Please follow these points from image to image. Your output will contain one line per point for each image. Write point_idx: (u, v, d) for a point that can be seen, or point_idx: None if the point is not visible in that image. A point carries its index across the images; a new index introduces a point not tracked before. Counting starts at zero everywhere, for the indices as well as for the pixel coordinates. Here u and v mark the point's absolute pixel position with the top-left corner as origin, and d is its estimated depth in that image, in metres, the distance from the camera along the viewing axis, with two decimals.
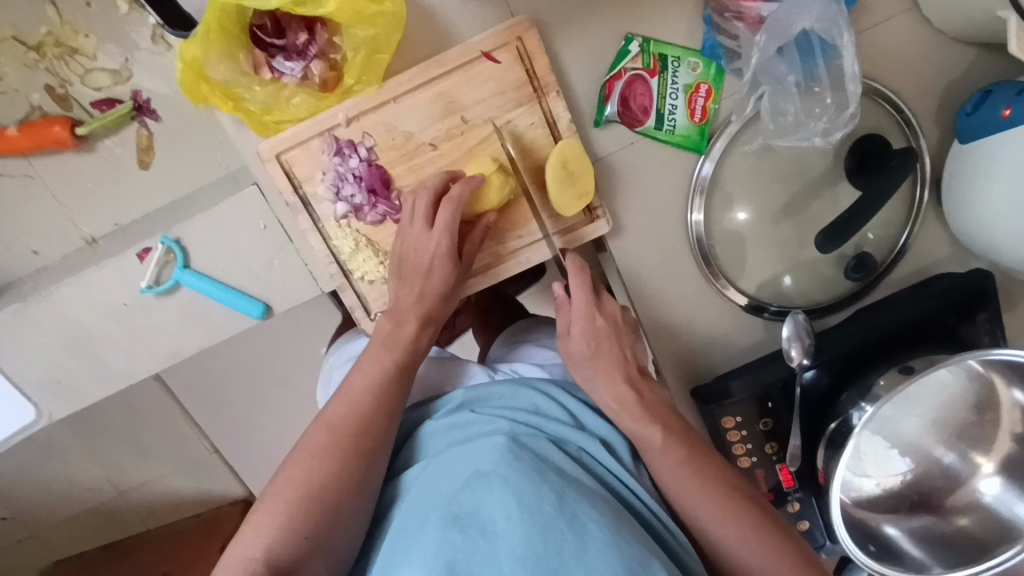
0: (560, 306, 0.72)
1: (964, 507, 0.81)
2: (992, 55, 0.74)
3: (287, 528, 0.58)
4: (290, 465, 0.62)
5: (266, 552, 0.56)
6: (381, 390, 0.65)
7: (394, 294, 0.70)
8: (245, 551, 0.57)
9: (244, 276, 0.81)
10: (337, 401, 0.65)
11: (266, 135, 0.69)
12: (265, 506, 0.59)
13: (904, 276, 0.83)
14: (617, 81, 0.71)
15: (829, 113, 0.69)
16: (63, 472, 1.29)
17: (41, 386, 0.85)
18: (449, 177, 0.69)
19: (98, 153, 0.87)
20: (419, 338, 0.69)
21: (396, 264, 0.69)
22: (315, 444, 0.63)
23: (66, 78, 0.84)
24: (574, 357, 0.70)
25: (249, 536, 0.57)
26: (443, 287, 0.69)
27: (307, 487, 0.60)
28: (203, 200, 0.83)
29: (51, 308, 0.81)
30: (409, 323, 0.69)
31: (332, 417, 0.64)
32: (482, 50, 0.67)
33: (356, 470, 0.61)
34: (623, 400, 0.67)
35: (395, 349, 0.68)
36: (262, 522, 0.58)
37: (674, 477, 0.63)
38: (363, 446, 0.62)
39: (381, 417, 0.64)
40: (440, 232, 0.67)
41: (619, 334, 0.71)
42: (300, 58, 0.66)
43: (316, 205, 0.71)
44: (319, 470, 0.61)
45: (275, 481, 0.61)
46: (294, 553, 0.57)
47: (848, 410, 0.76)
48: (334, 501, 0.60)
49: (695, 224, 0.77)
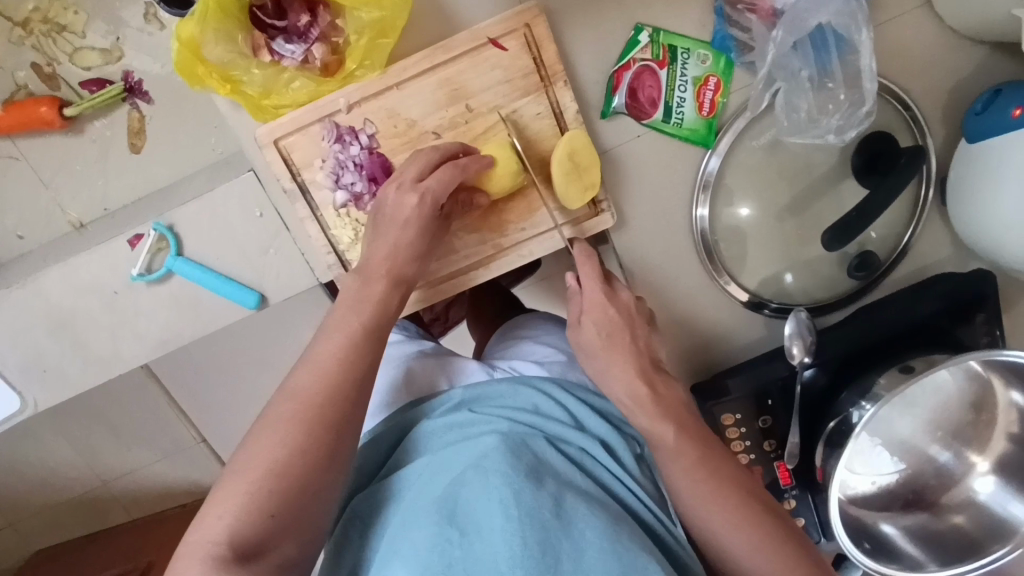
0: (571, 295, 0.70)
1: (957, 505, 0.81)
2: (1001, 55, 0.74)
3: (248, 510, 0.54)
4: (252, 440, 0.57)
5: (229, 534, 0.53)
6: (347, 358, 0.61)
7: (366, 252, 0.66)
8: (207, 537, 0.53)
9: (239, 264, 0.79)
10: (302, 370, 0.60)
11: (263, 119, 0.67)
12: (227, 486, 0.56)
13: (904, 276, 0.82)
14: (625, 72, 0.69)
15: (843, 110, 0.69)
16: (47, 457, 1.27)
17: (22, 374, 0.83)
18: (462, 150, 0.67)
19: (87, 135, 0.85)
20: (387, 298, 0.65)
21: (372, 217, 0.65)
22: (280, 416, 0.58)
23: (54, 56, 0.81)
24: (585, 344, 0.69)
25: (211, 519, 0.54)
26: (416, 242, 0.65)
27: (270, 465, 0.56)
28: (197, 185, 0.81)
29: (38, 293, 0.79)
30: (378, 280, 0.64)
31: (297, 387, 0.59)
32: (489, 36, 0.65)
33: (322, 443, 0.57)
34: (628, 400, 0.66)
35: (364, 308, 0.63)
36: (225, 503, 0.55)
37: (682, 475, 0.62)
38: (329, 417, 0.58)
39: (350, 386, 0.60)
40: (427, 186, 0.63)
41: (633, 326, 0.69)
42: (301, 40, 0.64)
43: (314, 193, 0.69)
44: (280, 446, 0.56)
45: (235, 462, 0.57)
46: (259, 533, 0.54)
47: (847, 409, 0.76)
48: (299, 478, 0.56)
49: (700, 220, 0.76)
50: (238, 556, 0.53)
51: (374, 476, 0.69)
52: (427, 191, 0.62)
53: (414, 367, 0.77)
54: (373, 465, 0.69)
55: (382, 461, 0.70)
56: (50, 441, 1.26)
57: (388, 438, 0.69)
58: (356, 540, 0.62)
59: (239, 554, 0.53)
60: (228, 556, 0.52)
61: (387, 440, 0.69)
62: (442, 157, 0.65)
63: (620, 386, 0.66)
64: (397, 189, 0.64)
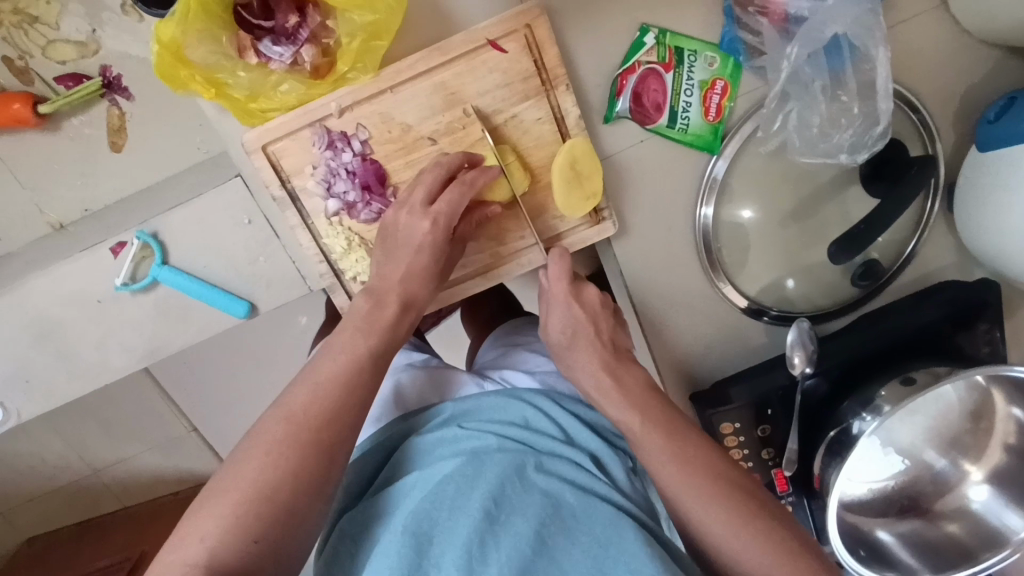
0: (542, 294, 0.71)
1: (952, 512, 0.82)
2: (1015, 59, 0.71)
3: (233, 531, 0.52)
4: (239, 459, 0.56)
5: (209, 557, 0.51)
6: (349, 381, 0.60)
7: (378, 270, 0.65)
8: (186, 557, 0.51)
9: (229, 273, 0.76)
10: (300, 388, 0.59)
11: (251, 124, 0.63)
12: (210, 506, 0.54)
13: (907, 283, 0.81)
14: (630, 75, 0.67)
15: (856, 125, 0.66)
16: (34, 451, 1.25)
17: (7, 384, 0.81)
18: (465, 161, 0.64)
19: (64, 133, 0.80)
20: (398, 324, 0.64)
21: (381, 236, 0.65)
22: (271, 437, 0.56)
23: (27, 49, 0.77)
24: (553, 344, 0.69)
25: (190, 541, 0.52)
26: (431, 267, 0.65)
27: (259, 488, 0.54)
28: (181, 187, 0.78)
29: (18, 304, 0.76)
30: (390, 305, 0.64)
31: (292, 407, 0.58)
32: (488, 37, 0.62)
33: (315, 467, 0.56)
34: (617, 411, 0.64)
35: (373, 333, 0.63)
36: (206, 524, 0.53)
37: (675, 501, 0.58)
38: (324, 440, 0.57)
39: (349, 411, 0.59)
40: (438, 210, 0.63)
41: (597, 321, 0.69)
42: (290, 42, 0.60)
43: (305, 200, 0.66)
44: (270, 468, 0.55)
45: (219, 482, 0.55)
46: (241, 560, 0.52)
47: (848, 419, 0.75)
48: (288, 503, 0.55)
49: (704, 220, 0.73)
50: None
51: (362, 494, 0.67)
52: (439, 216, 0.62)
53: (403, 381, 0.75)
54: (361, 483, 0.67)
55: (370, 477, 0.67)
56: (38, 435, 1.24)
57: (379, 451, 0.68)
58: (345, 561, 0.59)
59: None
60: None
61: (378, 454, 0.68)
62: (448, 174, 0.63)
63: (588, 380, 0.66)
64: (408, 212, 0.64)
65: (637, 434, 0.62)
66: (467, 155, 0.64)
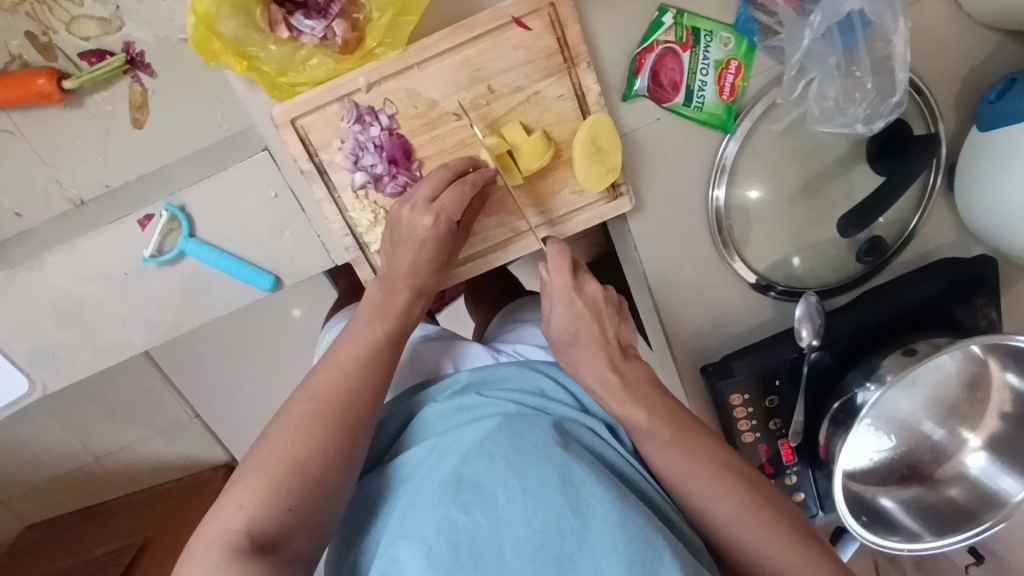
0: (543, 288, 0.68)
1: (952, 478, 0.85)
2: (1012, 42, 0.75)
3: (268, 500, 0.54)
4: (268, 438, 0.58)
5: (248, 524, 0.53)
6: (369, 361, 0.63)
7: (388, 258, 0.67)
8: (226, 524, 0.53)
9: (254, 246, 0.78)
10: (322, 371, 0.62)
11: (279, 97, 0.65)
12: (244, 478, 0.56)
13: (909, 260, 0.84)
14: (648, 54, 0.69)
15: (870, 99, 0.69)
16: (38, 435, 1.25)
17: (34, 358, 0.82)
18: (471, 164, 0.67)
19: (86, 109, 0.81)
20: (410, 308, 0.67)
21: (397, 228, 0.66)
22: (299, 415, 0.59)
23: (50, 25, 0.77)
24: (555, 340, 0.67)
25: (228, 508, 0.54)
26: (434, 257, 0.66)
27: (292, 460, 0.56)
28: (207, 160, 0.80)
29: (43, 282, 0.77)
30: (403, 289, 0.66)
31: (317, 387, 0.61)
32: (513, 14, 0.64)
33: (346, 445, 0.58)
34: (611, 379, 0.65)
35: (388, 317, 0.65)
36: (243, 494, 0.55)
37: (655, 450, 0.62)
38: (349, 418, 0.59)
39: (369, 391, 0.61)
40: (441, 206, 0.64)
41: (601, 319, 0.67)
42: (321, 16, 0.62)
43: (332, 173, 0.68)
44: (303, 444, 0.57)
45: (252, 457, 0.57)
46: (276, 526, 0.54)
47: (852, 390, 0.78)
48: (318, 478, 0.56)
49: (716, 201, 0.76)
50: (256, 546, 0.53)
51: (381, 460, 0.68)
52: (441, 212, 0.63)
53: (419, 349, 0.76)
54: (379, 451, 0.69)
55: (388, 445, 0.69)
56: (42, 420, 1.24)
57: (394, 424, 0.68)
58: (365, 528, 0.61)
59: (254, 544, 0.53)
60: (245, 544, 0.52)
61: (393, 426, 0.69)
62: (453, 175, 0.66)
63: (592, 377, 0.65)
64: (411, 208, 0.65)
65: (631, 394, 0.64)
66: (473, 161, 0.67)
